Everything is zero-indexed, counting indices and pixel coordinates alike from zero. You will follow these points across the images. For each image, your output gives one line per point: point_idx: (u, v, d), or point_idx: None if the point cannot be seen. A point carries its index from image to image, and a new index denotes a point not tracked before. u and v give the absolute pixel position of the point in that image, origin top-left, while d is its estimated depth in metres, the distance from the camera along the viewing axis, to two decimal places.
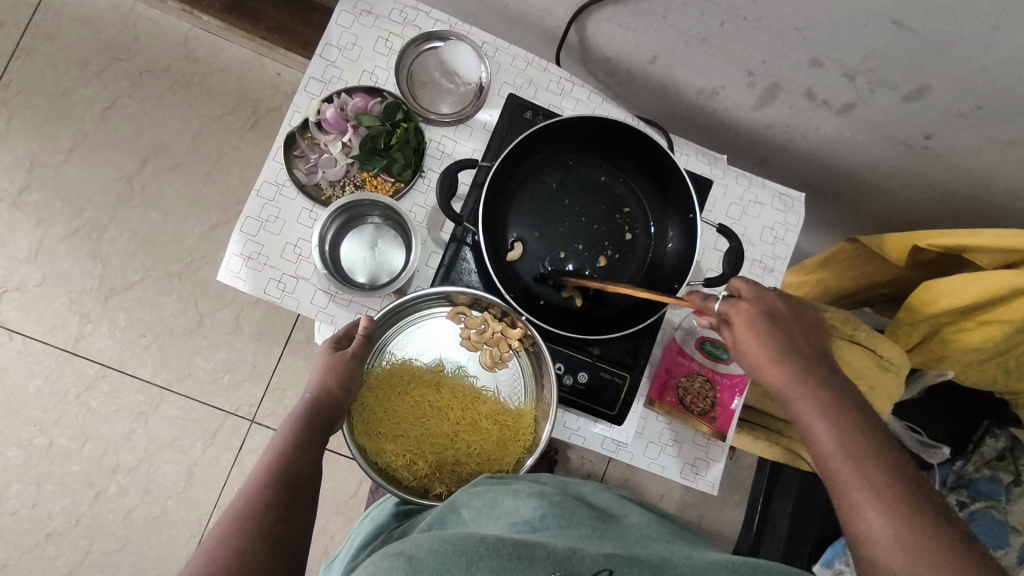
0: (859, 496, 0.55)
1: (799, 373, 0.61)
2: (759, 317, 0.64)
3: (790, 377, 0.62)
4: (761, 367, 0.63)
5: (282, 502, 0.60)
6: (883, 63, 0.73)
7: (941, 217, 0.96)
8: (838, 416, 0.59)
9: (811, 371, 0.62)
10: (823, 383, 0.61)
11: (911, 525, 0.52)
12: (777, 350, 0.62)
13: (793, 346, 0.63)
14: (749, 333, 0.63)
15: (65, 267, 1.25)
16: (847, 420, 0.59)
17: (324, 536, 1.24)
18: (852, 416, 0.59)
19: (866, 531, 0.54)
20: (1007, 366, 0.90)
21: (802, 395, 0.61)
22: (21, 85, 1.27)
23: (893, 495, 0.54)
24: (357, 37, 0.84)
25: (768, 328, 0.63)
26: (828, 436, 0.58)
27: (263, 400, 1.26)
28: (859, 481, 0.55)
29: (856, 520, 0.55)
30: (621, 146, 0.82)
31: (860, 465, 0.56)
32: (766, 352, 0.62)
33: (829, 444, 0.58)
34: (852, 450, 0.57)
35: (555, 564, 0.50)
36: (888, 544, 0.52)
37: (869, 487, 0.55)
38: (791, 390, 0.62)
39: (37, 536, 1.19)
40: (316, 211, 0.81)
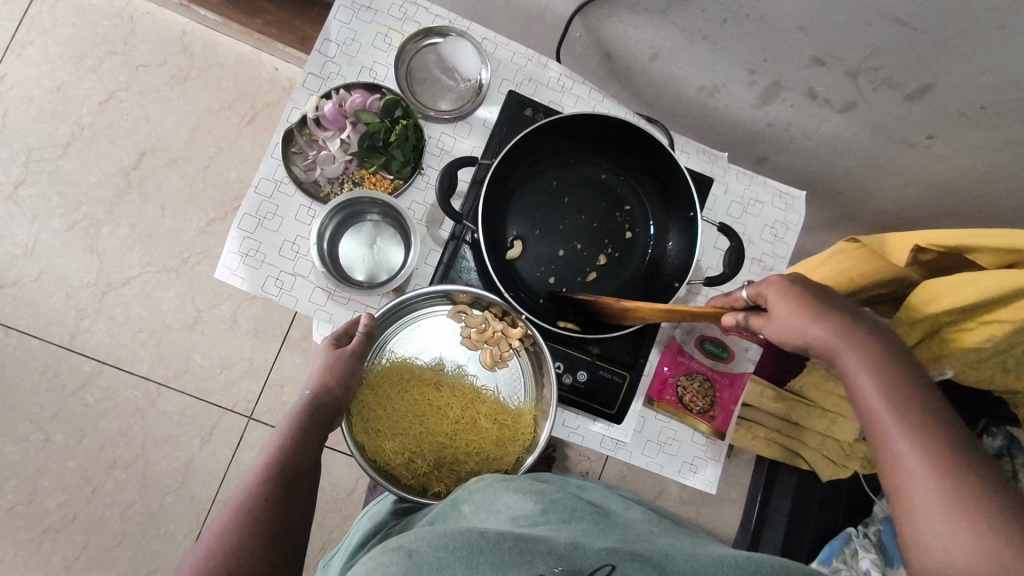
0: (902, 451, 0.52)
1: (839, 330, 0.60)
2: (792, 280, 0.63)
3: (831, 337, 0.60)
4: (794, 326, 0.62)
5: (281, 498, 0.60)
6: (885, 62, 0.73)
7: (942, 215, 0.95)
8: (881, 367, 0.57)
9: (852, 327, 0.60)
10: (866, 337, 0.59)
11: (954, 474, 0.49)
12: (814, 308, 0.61)
13: (832, 304, 0.62)
14: (784, 299, 0.63)
15: (62, 262, 1.24)
16: (893, 373, 0.56)
17: (322, 533, 1.24)
18: (896, 369, 0.57)
19: (904, 481, 0.51)
20: (1006, 365, 0.90)
21: (845, 354, 0.59)
22: (17, 78, 1.26)
23: (939, 446, 0.51)
24: (356, 32, 0.83)
25: (803, 289, 0.63)
26: (870, 388, 0.56)
27: (261, 396, 1.25)
28: (899, 432, 0.53)
29: (895, 472, 0.52)
30: (623, 144, 0.82)
31: (902, 415, 0.53)
32: (801, 310, 0.61)
33: (870, 395, 0.56)
34: (895, 402, 0.54)
35: (558, 557, 0.50)
36: (928, 498, 0.49)
37: (912, 442, 0.52)
38: (830, 344, 0.60)
39: (34, 531, 1.19)
40: (314, 208, 0.81)
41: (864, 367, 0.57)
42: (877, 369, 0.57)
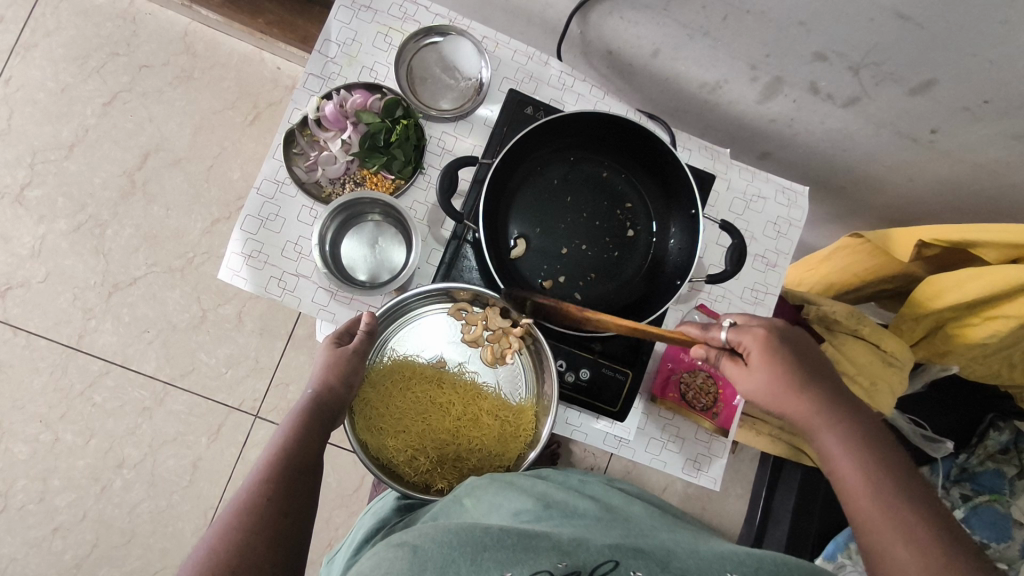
0: (887, 536, 0.54)
1: (818, 407, 0.61)
2: (776, 345, 0.63)
3: (811, 409, 0.62)
4: (776, 400, 0.63)
5: (283, 496, 0.60)
6: (888, 56, 0.72)
7: (948, 210, 0.95)
8: (863, 449, 0.59)
9: (831, 402, 0.62)
10: (844, 419, 0.61)
11: (940, 562, 0.51)
12: (792, 382, 0.62)
13: (808, 376, 0.63)
14: (764, 361, 0.63)
15: (67, 263, 1.25)
16: (870, 454, 0.58)
17: (328, 529, 1.25)
18: (876, 449, 0.59)
19: (891, 567, 0.53)
20: (1012, 360, 0.89)
21: (825, 430, 0.61)
22: (21, 81, 1.27)
23: (920, 531, 0.53)
24: (355, 33, 0.83)
25: (786, 356, 0.63)
26: (855, 475, 0.58)
27: (267, 394, 1.26)
28: (892, 530, 0.54)
29: (885, 563, 0.53)
30: (624, 143, 0.82)
31: (890, 504, 0.55)
32: (783, 382, 0.62)
33: (853, 479, 0.58)
34: (879, 486, 0.56)
35: (561, 554, 0.49)
36: None
37: (898, 528, 0.54)
38: (814, 424, 0.62)
39: (44, 530, 1.20)
40: (316, 209, 0.81)
41: (846, 447, 0.59)
42: (858, 448, 0.59)
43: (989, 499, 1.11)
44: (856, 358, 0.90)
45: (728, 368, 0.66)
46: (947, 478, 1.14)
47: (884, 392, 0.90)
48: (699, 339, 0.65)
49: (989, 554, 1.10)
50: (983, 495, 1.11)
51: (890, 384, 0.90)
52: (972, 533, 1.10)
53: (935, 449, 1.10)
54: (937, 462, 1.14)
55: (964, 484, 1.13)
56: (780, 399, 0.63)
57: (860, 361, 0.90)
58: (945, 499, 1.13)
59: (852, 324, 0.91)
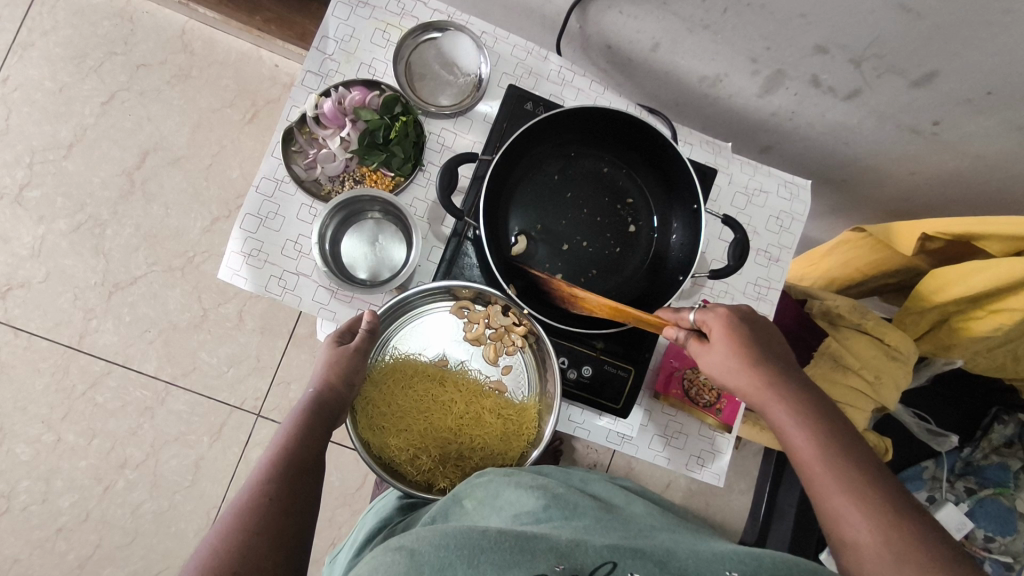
0: (839, 502, 0.54)
1: (768, 380, 0.62)
2: (738, 320, 0.65)
3: (763, 383, 0.62)
4: (733, 376, 0.64)
5: (285, 495, 0.60)
6: (889, 48, 0.71)
7: (951, 202, 0.94)
8: (816, 424, 0.59)
9: (786, 379, 0.62)
10: (793, 391, 0.62)
11: (895, 529, 0.52)
12: (752, 358, 0.63)
13: (768, 354, 0.64)
14: (723, 337, 0.64)
15: (68, 263, 1.25)
16: (820, 424, 0.59)
17: (332, 528, 1.25)
18: (829, 423, 0.60)
19: (851, 539, 0.53)
20: (1016, 353, 0.89)
21: (775, 404, 0.61)
22: (19, 81, 1.27)
23: (870, 495, 0.54)
24: (353, 29, 0.83)
25: (743, 332, 0.64)
26: (806, 444, 0.58)
27: (268, 393, 1.26)
28: (843, 496, 0.54)
29: (841, 528, 0.54)
30: (625, 137, 0.81)
31: (841, 470, 0.56)
32: (740, 358, 0.63)
33: (808, 454, 0.58)
34: (833, 459, 0.56)
35: (559, 556, 0.49)
36: (871, 547, 0.52)
37: (849, 492, 0.54)
38: (765, 398, 0.62)
39: (48, 530, 1.20)
40: (316, 207, 0.81)
41: (800, 423, 0.59)
42: (812, 424, 0.59)
43: (994, 493, 1.11)
44: (860, 351, 0.90)
45: (694, 348, 0.67)
46: (952, 471, 1.13)
47: (888, 387, 0.89)
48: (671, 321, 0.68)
49: (993, 547, 1.10)
50: (987, 488, 1.11)
51: (895, 378, 0.89)
52: (976, 527, 1.11)
53: (941, 444, 1.09)
54: (942, 457, 1.13)
55: (969, 478, 1.12)
56: (740, 376, 0.63)
57: (863, 354, 0.89)
58: (951, 492, 1.13)
59: (857, 318, 0.91)
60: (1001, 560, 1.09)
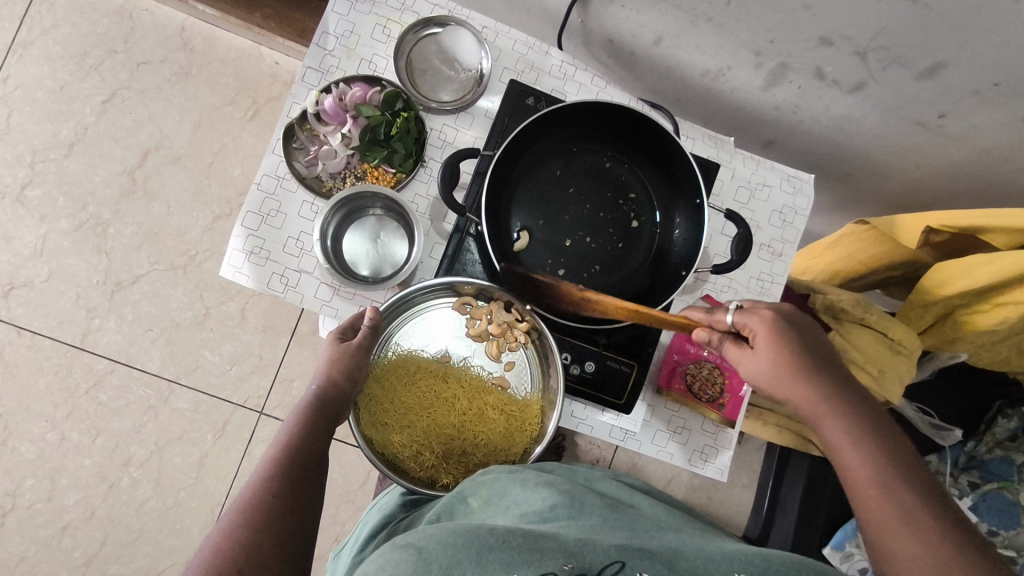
0: (884, 514, 0.54)
1: (817, 389, 0.62)
2: (788, 326, 0.64)
3: (810, 392, 0.62)
4: (779, 382, 0.63)
5: (289, 494, 0.60)
6: (895, 40, 0.71)
7: (956, 195, 0.94)
8: (870, 444, 0.58)
9: (834, 389, 0.62)
10: (842, 401, 0.61)
11: (947, 556, 0.51)
12: (801, 366, 0.62)
13: (817, 361, 0.63)
14: (771, 343, 0.63)
15: (70, 262, 1.25)
16: (869, 436, 0.59)
17: (335, 524, 1.25)
18: (878, 436, 0.59)
19: (897, 562, 0.53)
20: (1020, 347, 0.89)
21: (823, 413, 0.61)
22: (19, 80, 1.26)
23: (919, 511, 0.54)
24: (354, 25, 0.82)
25: (792, 338, 0.63)
26: (853, 455, 0.58)
27: (271, 391, 1.26)
28: (889, 509, 0.54)
29: (884, 541, 0.54)
30: (627, 131, 0.81)
31: (889, 484, 0.56)
32: (787, 364, 0.63)
33: (855, 466, 0.58)
34: (886, 481, 0.56)
35: (567, 555, 0.49)
36: (915, 562, 0.52)
37: (896, 506, 0.54)
38: (812, 407, 0.62)
39: (53, 528, 1.21)
40: (317, 204, 0.81)
41: (848, 433, 0.59)
42: (865, 443, 0.58)
43: (997, 487, 1.10)
44: (864, 346, 0.90)
45: (737, 350, 0.66)
46: (956, 465, 1.14)
47: (891, 381, 0.90)
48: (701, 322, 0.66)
49: (998, 542, 1.08)
50: (991, 483, 1.10)
51: (898, 373, 0.89)
52: (979, 521, 1.09)
53: (943, 438, 1.11)
54: (945, 451, 1.14)
55: (972, 472, 1.12)
56: (786, 382, 0.63)
57: (867, 349, 0.89)
58: (954, 487, 1.12)
59: (860, 313, 0.91)
60: (1006, 554, 1.08)
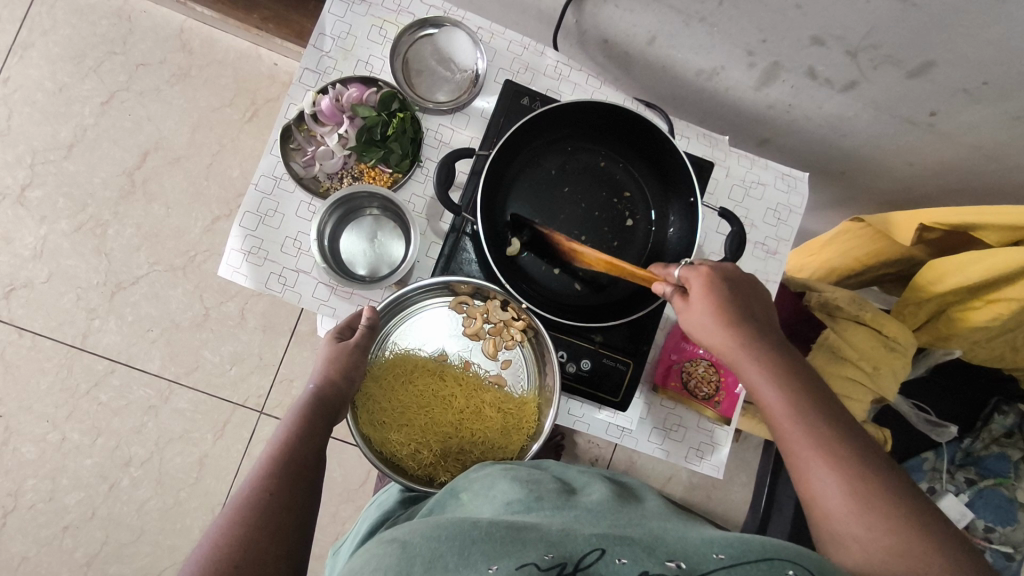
0: (808, 456, 0.56)
1: (744, 340, 0.63)
2: (720, 282, 0.65)
3: (739, 344, 0.63)
4: (711, 335, 0.65)
5: (286, 491, 0.60)
6: (886, 39, 0.71)
7: (949, 193, 0.94)
8: (789, 384, 0.60)
9: (761, 340, 0.63)
10: (765, 350, 0.63)
11: (861, 482, 0.54)
12: (731, 318, 0.64)
13: (745, 314, 0.65)
14: (703, 298, 0.65)
15: (70, 263, 1.25)
16: (791, 381, 0.61)
17: (335, 523, 1.25)
18: (800, 381, 0.61)
19: (823, 500, 0.54)
20: (1014, 343, 0.89)
21: (750, 363, 0.63)
22: (19, 83, 1.27)
23: (838, 449, 0.56)
24: (350, 26, 0.83)
25: (723, 292, 0.65)
26: (777, 401, 0.60)
27: (271, 391, 1.27)
28: (812, 450, 0.56)
29: (810, 481, 0.56)
30: (621, 130, 0.81)
31: (810, 426, 0.57)
32: (718, 318, 0.64)
33: (779, 411, 0.59)
34: (804, 418, 0.58)
35: (548, 545, 0.48)
36: (838, 499, 0.53)
37: (818, 446, 0.56)
38: (740, 358, 0.63)
39: (55, 528, 1.21)
40: (314, 204, 0.81)
41: (772, 380, 0.61)
42: (785, 383, 0.60)
43: (994, 483, 1.12)
44: (859, 344, 0.90)
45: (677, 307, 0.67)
46: (952, 462, 1.14)
47: (886, 378, 0.90)
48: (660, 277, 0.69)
49: (995, 537, 1.11)
50: (989, 479, 1.12)
51: (893, 369, 0.90)
52: (977, 517, 1.11)
53: (939, 434, 1.10)
54: (941, 448, 1.14)
55: (970, 468, 1.13)
56: (717, 335, 0.64)
57: (863, 347, 0.90)
58: (951, 483, 1.13)
59: (855, 310, 0.91)
60: (1002, 550, 1.10)
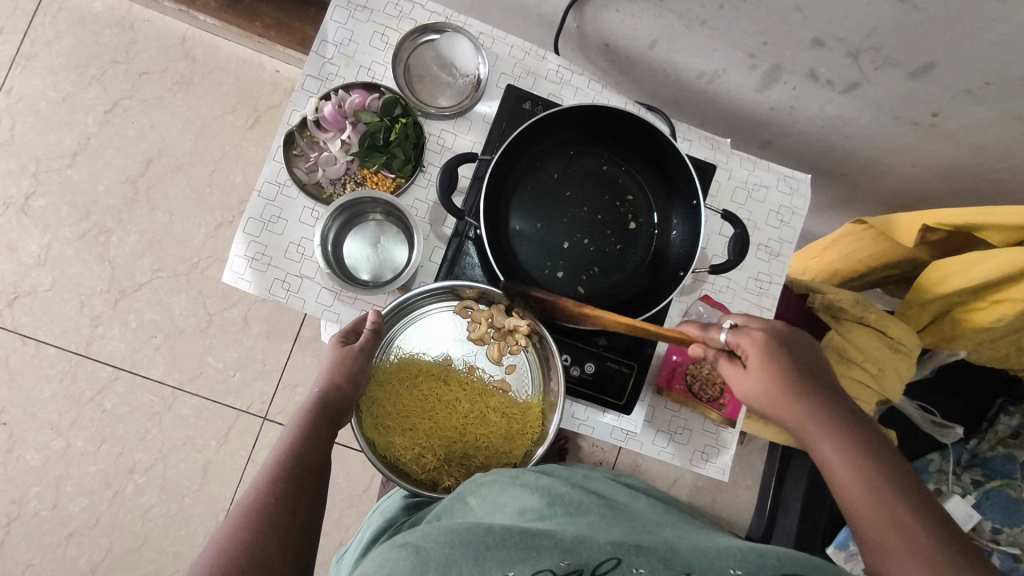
0: (882, 537, 0.55)
1: (807, 409, 0.62)
2: (775, 346, 0.64)
3: (801, 411, 0.62)
4: (771, 402, 0.64)
5: (292, 495, 0.60)
6: (887, 40, 0.72)
7: (953, 193, 0.94)
8: (854, 452, 0.59)
9: (825, 408, 0.62)
10: (831, 419, 0.61)
11: (937, 563, 0.52)
12: (791, 385, 0.63)
13: (806, 380, 0.63)
14: (760, 363, 0.64)
15: (74, 271, 1.26)
16: (860, 453, 0.59)
17: (340, 529, 1.25)
18: (870, 452, 0.59)
19: None
20: (1020, 344, 0.89)
21: (816, 433, 0.61)
22: (23, 92, 1.28)
23: (912, 530, 0.54)
24: (352, 32, 0.84)
25: (780, 358, 0.64)
26: (847, 476, 0.58)
27: (275, 397, 1.27)
28: (884, 530, 0.55)
29: (885, 564, 0.54)
30: (623, 134, 0.82)
31: (884, 505, 0.56)
32: (776, 386, 0.63)
33: (849, 485, 0.58)
34: (873, 490, 0.57)
35: (563, 552, 0.49)
36: None
37: (892, 527, 0.54)
38: (804, 427, 0.62)
39: (59, 535, 1.21)
40: (318, 210, 0.81)
41: (839, 452, 0.59)
42: (852, 455, 0.59)
43: (1000, 484, 1.10)
44: (863, 345, 0.90)
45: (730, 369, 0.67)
46: (958, 463, 1.14)
47: (892, 380, 0.90)
48: (696, 337, 0.68)
49: (1002, 539, 1.09)
50: (994, 480, 1.10)
51: (899, 370, 0.89)
52: (983, 518, 1.10)
53: (944, 435, 1.10)
54: (947, 449, 1.13)
55: (975, 470, 1.12)
56: (778, 403, 0.63)
57: (867, 348, 0.89)
58: (957, 485, 1.12)
59: (859, 311, 0.91)
60: (1010, 552, 1.08)
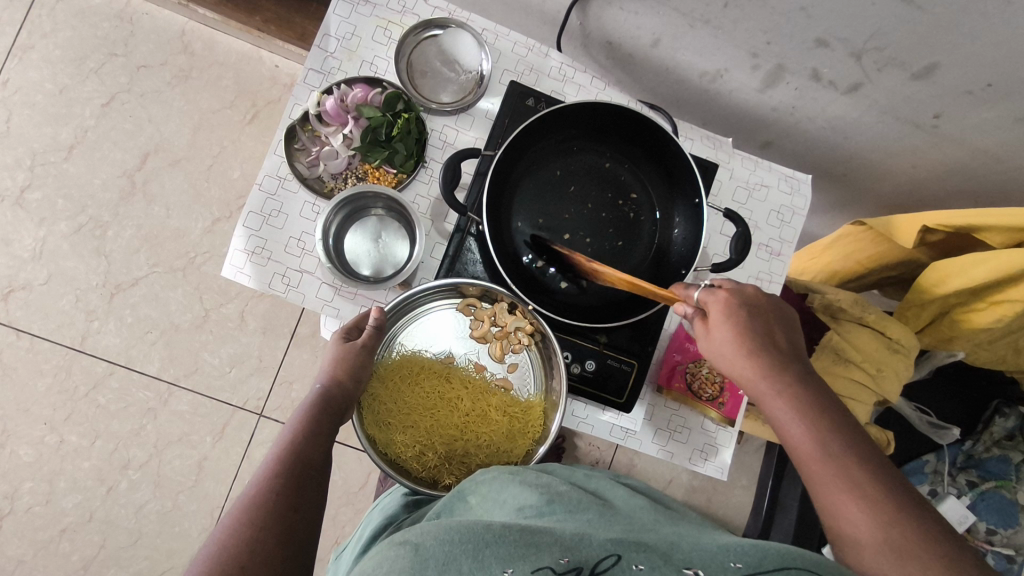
0: (840, 496, 0.55)
1: (766, 372, 0.61)
2: (739, 307, 0.64)
3: (760, 373, 0.61)
4: (732, 362, 0.63)
5: (293, 490, 0.60)
6: (890, 40, 0.72)
7: (953, 195, 0.94)
8: (818, 424, 0.58)
9: (785, 370, 0.62)
10: (789, 381, 0.61)
11: (895, 526, 0.52)
12: (753, 346, 0.62)
13: (767, 342, 0.63)
14: (725, 323, 0.64)
15: (69, 265, 1.25)
16: (816, 415, 0.59)
17: (335, 526, 1.25)
18: (826, 414, 0.59)
19: (856, 543, 0.53)
20: (1017, 345, 0.89)
21: (773, 395, 0.61)
22: (19, 84, 1.27)
23: (867, 490, 0.54)
24: (355, 27, 0.83)
25: (744, 318, 0.64)
26: (803, 439, 0.58)
27: (271, 393, 1.26)
28: (840, 490, 0.55)
29: (841, 522, 0.54)
30: (627, 131, 0.81)
31: (838, 464, 0.56)
32: (739, 347, 0.62)
33: (805, 447, 0.58)
34: (832, 458, 0.56)
35: (564, 549, 0.49)
36: (873, 542, 0.52)
37: (848, 487, 0.55)
38: (762, 390, 0.61)
39: (51, 531, 1.20)
40: (319, 204, 0.81)
41: (797, 416, 0.59)
42: (808, 417, 0.59)
43: (996, 485, 1.11)
44: (862, 347, 0.90)
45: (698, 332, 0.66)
46: (954, 465, 1.14)
47: (889, 380, 0.90)
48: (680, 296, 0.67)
49: (997, 539, 1.11)
50: (989, 482, 1.11)
51: (896, 370, 0.90)
52: (979, 520, 1.11)
53: (942, 436, 1.10)
54: (943, 450, 1.14)
55: (971, 471, 1.12)
56: (736, 364, 0.63)
57: (866, 350, 0.90)
58: (953, 486, 1.13)
59: (857, 312, 0.91)
60: (1003, 552, 1.10)
